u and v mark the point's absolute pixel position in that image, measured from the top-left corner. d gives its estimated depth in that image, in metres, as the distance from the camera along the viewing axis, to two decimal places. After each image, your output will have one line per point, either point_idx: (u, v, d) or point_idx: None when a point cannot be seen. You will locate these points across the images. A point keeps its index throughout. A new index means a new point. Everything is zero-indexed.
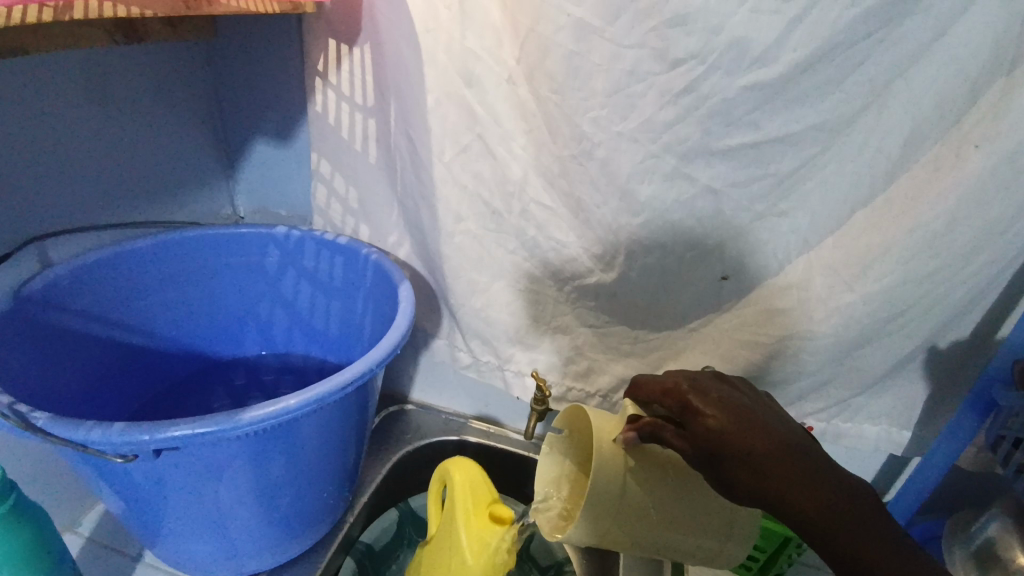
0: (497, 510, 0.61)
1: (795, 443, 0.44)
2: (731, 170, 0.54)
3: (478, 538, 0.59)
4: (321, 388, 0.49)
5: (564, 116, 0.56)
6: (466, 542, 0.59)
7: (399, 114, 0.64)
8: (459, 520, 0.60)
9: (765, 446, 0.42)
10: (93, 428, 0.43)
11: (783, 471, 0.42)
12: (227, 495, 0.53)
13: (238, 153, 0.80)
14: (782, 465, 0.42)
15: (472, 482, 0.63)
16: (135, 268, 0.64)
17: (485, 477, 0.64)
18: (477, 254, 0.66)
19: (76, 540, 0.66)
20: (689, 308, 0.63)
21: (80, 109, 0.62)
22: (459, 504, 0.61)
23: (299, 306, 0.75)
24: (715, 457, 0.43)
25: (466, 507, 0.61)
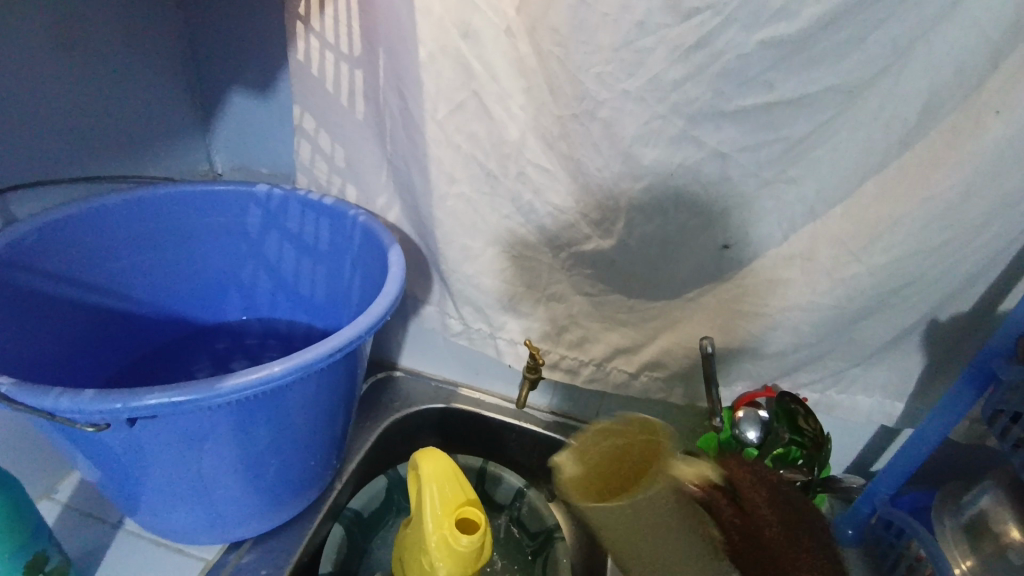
0: (466, 507, 0.61)
1: (788, 501, 0.48)
2: (740, 133, 0.51)
3: (444, 534, 0.59)
4: (306, 355, 0.47)
5: (567, 72, 0.52)
6: (433, 545, 0.59)
7: (388, 66, 0.60)
8: (427, 514, 0.61)
9: (761, 494, 0.47)
10: (63, 397, 0.41)
11: (759, 507, 0.47)
12: (210, 463, 0.51)
13: (214, 105, 0.75)
14: (756, 498, 0.47)
15: (440, 477, 0.63)
16: (105, 227, 0.60)
17: (453, 465, 0.65)
18: (470, 219, 0.63)
19: (54, 508, 0.64)
20: (688, 277, 0.61)
21: (39, 52, 0.57)
22: (427, 494, 0.62)
23: (282, 270, 0.71)
24: (726, 488, 0.49)
25: (433, 499, 0.61)
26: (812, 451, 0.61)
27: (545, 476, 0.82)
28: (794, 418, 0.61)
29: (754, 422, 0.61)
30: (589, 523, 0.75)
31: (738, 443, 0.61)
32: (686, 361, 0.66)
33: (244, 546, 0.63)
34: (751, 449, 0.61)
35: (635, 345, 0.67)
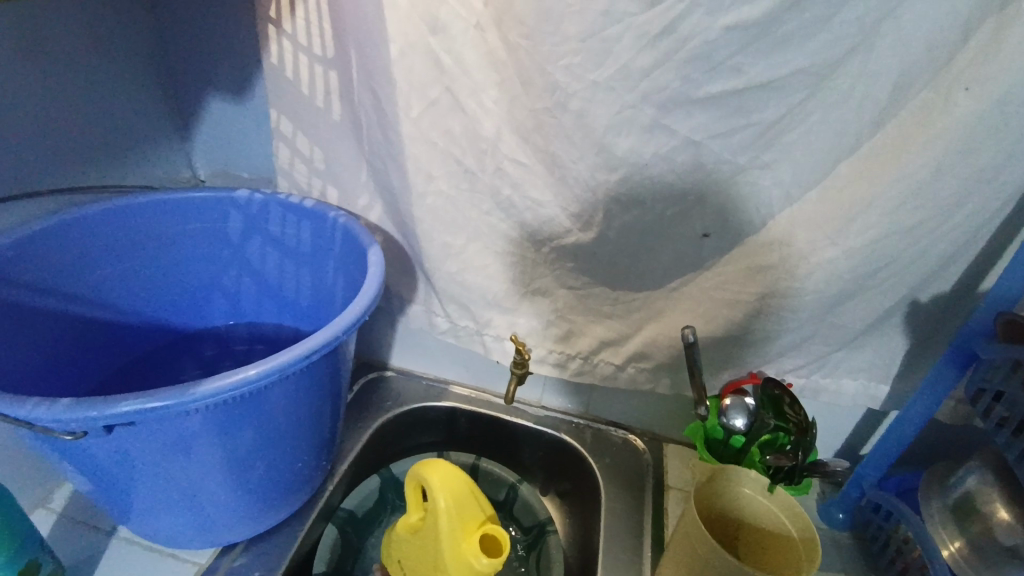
0: (486, 526, 0.59)
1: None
2: (712, 120, 0.51)
3: (461, 553, 0.57)
4: (284, 357, 0.47)
5: (536, 65, 0.52)
6: (451, 562, 0.57)
7: (360, 66, 0.60)
8: (443, 535, 0.58)
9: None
10: (38, 406, 0.41)
11: None
12: (194, 468, 0.51)
13: (192, 111, 0.75)
14: None
15: (460, 502, 0.58)
16: (85, 236, 0.60)
17: (465, 478, 0.60)
18: (451, 216, 0.63)
19: (48, 517, 0.64)
20: (670, 268, 0.61)
21: (9, 63, 0.57)
22: (443, 514, 0.58)
23: (267, 274, 0.71)
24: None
25: (451, 519, 0.58)
26: (798, 436, 0.60)
27: (538, 471, 0.81)
28: (779, 405, 0.61)
29: (740, 410, 0.62)
30: (582, 516, 0.75)
31: (725, 430, 0.64)
32: (671, 351, 0.66)
33: (237, 549, 0.63)
34: (739, 436, 0.63)
35: (621, 338, 0.67)
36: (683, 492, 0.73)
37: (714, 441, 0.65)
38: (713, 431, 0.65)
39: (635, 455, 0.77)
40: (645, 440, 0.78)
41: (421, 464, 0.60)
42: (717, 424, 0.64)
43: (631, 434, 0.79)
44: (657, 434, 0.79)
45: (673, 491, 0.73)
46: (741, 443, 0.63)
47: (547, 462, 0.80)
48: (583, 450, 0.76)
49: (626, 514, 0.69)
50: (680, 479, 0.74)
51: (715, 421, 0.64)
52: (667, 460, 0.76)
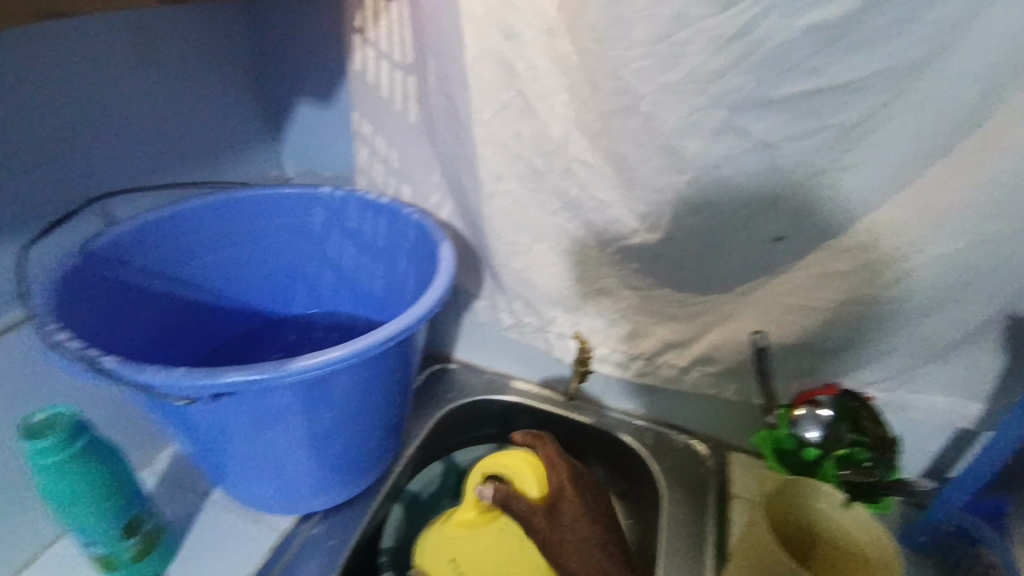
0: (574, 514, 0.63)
1: None
2: (788, 121, 0.49)
3: (551, 541, 0.62)
4: (361, 342, 0.50)
5: (605, 69, 0.52)
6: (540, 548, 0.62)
7: (436, 71, 0.63)
8: (532, 526, 0.62)
9: None
10: (157, 372, 0.47)
11: None
12: (279, 439, 0.56)
13: (283, 114, 0.82)
14: None
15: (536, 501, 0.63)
16: (191, 226, 0.67)
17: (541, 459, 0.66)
18: (519, 216, 0.65)
19: (152, 477, 0.72)
20: (738, 271, 0.60)
21: (129, 75, 0.64)
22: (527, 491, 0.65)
23: (345, 266, 0.76)
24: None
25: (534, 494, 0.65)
26: (879, 453, 0.60)
27: (597, 469, 0.81)
28: (858, 420, 0.60)
29: (815, 422, 0.61)
30: (640, 515, 0.75)
31: (797, 441, 0.62)
32: (740, 356, 0.65)
33: (314, 519, 0.68)
34: (813, 448, 0.62)
35: (685, 340, 0.67)
36: (748, 502, 0.71)
37: (784, 451, 0.64)
38: (783, 441, 0.63)
39: (698, 461, 0.75)
40: (709, 446, 0.77)
41: (500, 456, 0.66)
42: (790, 434, 0.63)
43: (695, 439, 0.77)
44: (721, 441, 0.77)
45: (738, 501, 0.71)
46: (815, 456, 0.62)
47: (607, 462, 0.80)
48: (644, 453, 0.76)
49: (688, 521, 0.69)
50: (745, 488, 0.73)
51: (787, 430, 0.62)
52: (732, 467, 0.75)
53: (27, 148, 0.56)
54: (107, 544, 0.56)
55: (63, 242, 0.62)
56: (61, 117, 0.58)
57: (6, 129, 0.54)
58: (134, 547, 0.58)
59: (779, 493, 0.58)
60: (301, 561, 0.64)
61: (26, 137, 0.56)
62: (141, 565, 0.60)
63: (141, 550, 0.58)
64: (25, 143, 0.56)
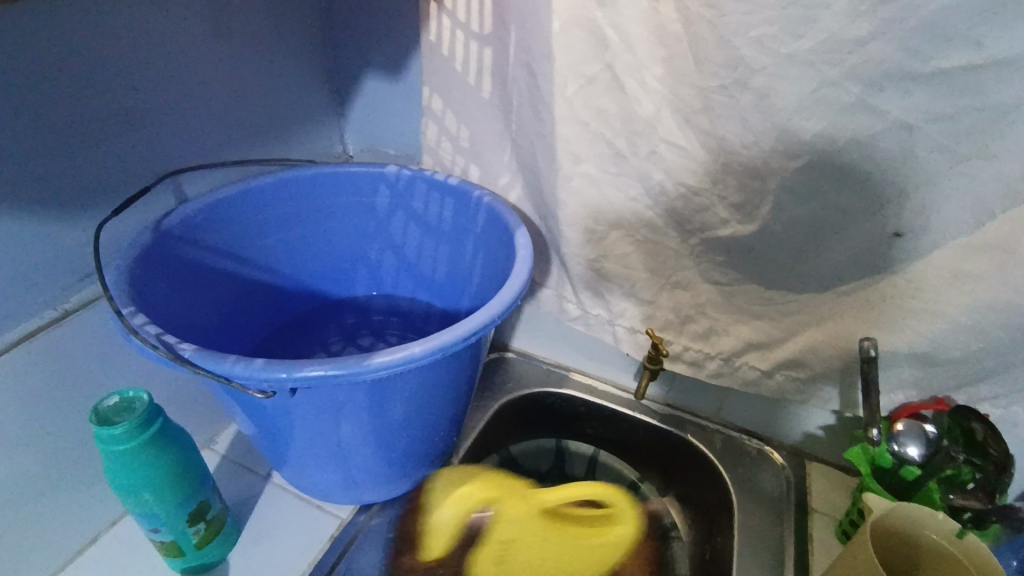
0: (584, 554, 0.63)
1: None
2: (934, 100, 0.44)
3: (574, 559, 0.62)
4: (442, 337, 0.48)
5: (717, 38, 0.47)
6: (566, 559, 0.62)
7: (518, 41, 0.58)
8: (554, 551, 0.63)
9: None
10: (236, 362, 0.45)
11: None
12: (347, 432, 0.54)
13: (348, 89, 0.79)
14: None
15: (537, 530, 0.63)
16: (260, 207, 0.65)
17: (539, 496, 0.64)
18: (595, 202, 0.60)
19: (213, 457, 0.71)
20: (844, 270, 0.54)
21: (203, 45, 0.61)
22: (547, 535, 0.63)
23: (407, 249, 0.73)
24: None
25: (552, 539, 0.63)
26: (992, 475, 0.55)
27: (658, 470, 0.78)
28: (972, 439, 0.55)
29: (915, 438, 0.57)
30: (707, 527, 0.71)
31: (896, 458, 0.57)
32: (836, 362, 0.59)
33: (372, 509, 0.67)
34: (913, 468, 0.57)
35: (770, 341, 0.61)
36: (830, 518, 0.67)
37: (878, 468, 0.59)
38: (880, 458, 0.57)
39: (774, 469, 0.71)
40: (784, 454, 0.72)
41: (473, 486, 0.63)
42: (887, 450, 0.57)
43: (768, 446, 0.73)
44: (798, 450, 0.72)
45: (818, 515, 0.67)
46: (915, 476, 0.57)
47: (669, 464, 0.77)
48: (713, 458, 0.72)
49: (765, 533, 0.65)
50: (827, 502, 0.68)
51: (885, 446, 0.57)
52: (811, 479, 0.70)
53: (102, 118, 0.54)
54: (173, 530, 0.55)
55: (135, 220, 0.60)
56: (135, 85, 0.56)
57: (87, 101, 0.53)
58: (199, 533, 0.57)
59: (885, 515, 0.53)
60: (361, 552, 0.63)
61: (101, 107, 0.54)
62: (205, 551, 0.59)
63: (205, 536, 0.58)
64: (100, 113, 0.54)
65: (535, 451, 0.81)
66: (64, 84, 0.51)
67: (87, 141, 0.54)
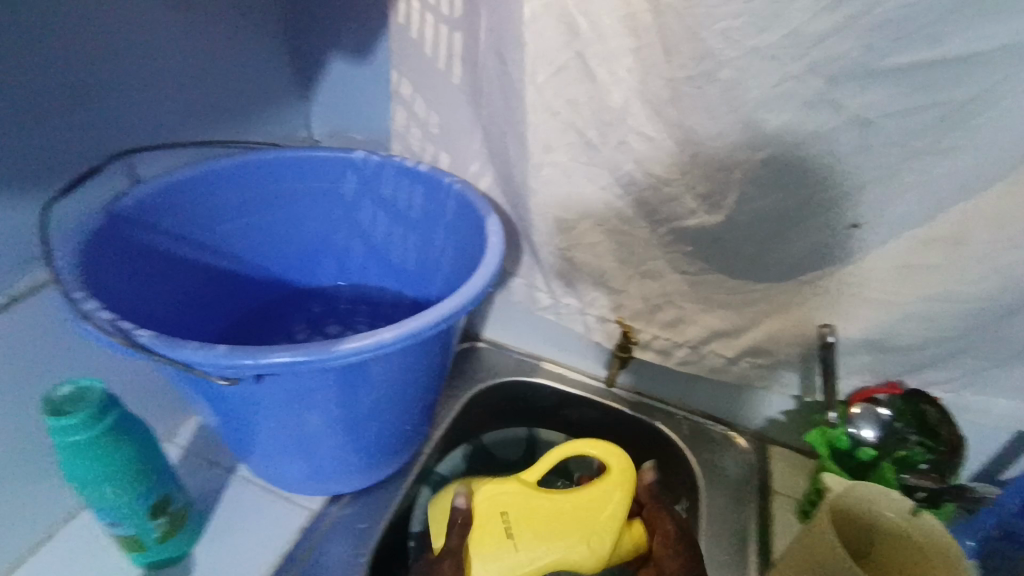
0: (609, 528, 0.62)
1: None
2: (889, 96, 0.46)
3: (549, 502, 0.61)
4: (412, 323, 0.47)
5: (685, 29, 0.48)
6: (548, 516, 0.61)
7: (489, 27, 0.58)
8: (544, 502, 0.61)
9: None
10: (198, 350, 0.44)
11: None
12: (315, 422, 0.53)
13: (315, 73, 0.77)
14: None
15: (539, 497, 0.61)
16: (223, 192, 0.63)
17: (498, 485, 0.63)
18: (566, 191, 0.60)
19: (175, 451, 0.70)
20: (804, 259, 0.56)
21: (158, 19, 0.59)
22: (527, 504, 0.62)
23: (377, 238, 0.73)
24: None
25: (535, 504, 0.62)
26: (943, 457, 0.58)
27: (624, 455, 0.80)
28: (924, 422, 0.59)
29: (871, 421, 0.59)
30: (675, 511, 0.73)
31: (852, 441, 0.60)
32: (797, 348, 0.61)
33: (342, 500, 0.66)
34: (868, 449, 0.59)
35: (735, 329, 0.63)
36: (790, 499, 0.69)
37: (835, 451, 0.61)
38: (837, 440, 0.60)
39: (738, 454, 0.73)
40: (747, 438, 0.75)
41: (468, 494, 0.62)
42: (843, 433, 0.60)
43: (732, 431, 0.75)
44: (761, 434, 0.75)
45: (779, 497, 0.69)
46: (870, 457, 0.59)
47: (638, 450, 0.79)
48: (680, 443, 0.74)
49: (729, 516, 0.67)
50: (786, 484, 0.71)
51: (842, 428, 0.60)
52: (773, 462, 0.73)
53: (48, 93, 0.52)
54: (134, 524, 0.53)
55: (85, 200, 0.58)
56: (86, 62, 0.54)
57: (31, 72, 0.50)
58: (162, 526, 0.55)
59: (841, 496, 0.55)
60: (329, 543, 0.62)
61: (48, 82, 0.51)
62: (168, 545, 0.57)
63: (168, 530, 0.56)
64: (49, 87, 0.51)
65: (508, 440, 0.79)
66: (7, 59, 0.48)
67: (32, 117, 0.51)
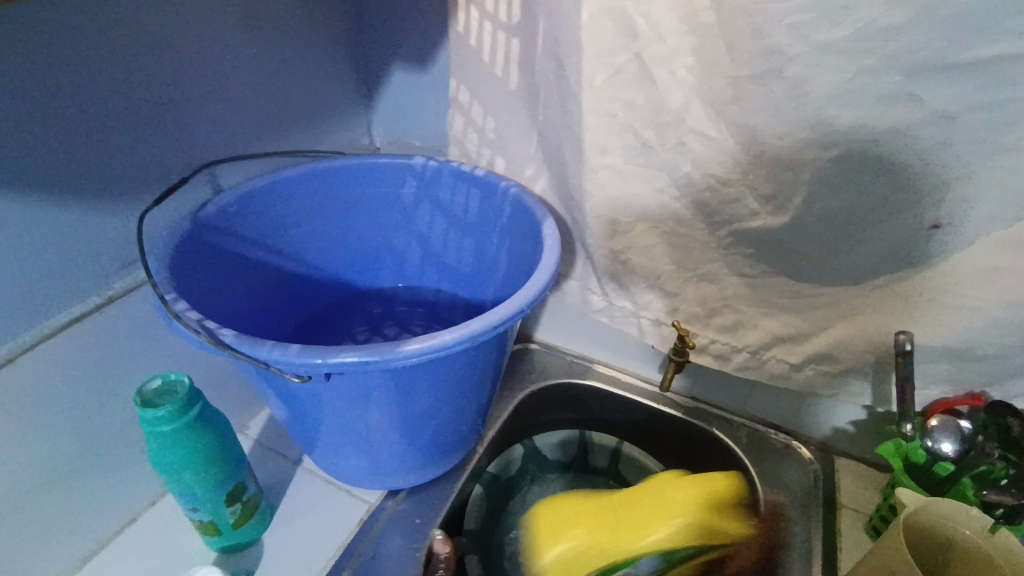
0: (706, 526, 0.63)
1: None
2: (976, 89, 0.43)
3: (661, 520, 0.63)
4: (472, 326, 0.48)
5: (750, 27, 0.47)
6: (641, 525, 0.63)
7: (546, 32, 0.58)
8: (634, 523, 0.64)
9: None
10: (274, 349, 0.46)
11: None
12: (377, 419, 0.55)
13: (375, 81, 0.80)
14: None
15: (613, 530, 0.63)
16: (291, 197, 0.66)
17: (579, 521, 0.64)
18: (622, 194, 0.60)
19: (245, 441, 0.74)
20: (877, 263, 0.53)
21: (238, 39, 0.63)
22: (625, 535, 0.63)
23: (433, 241, 0.74)
24: None
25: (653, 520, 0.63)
26: None
27: (680, 461, 0.78)
28: (1008, 437, 0.54)
29: (951, 434, 0.56)
30: None
31: (930, 455, 0.56)
32: (868, 357, 0.58)
33: (400, 495, 0.68)
34: (947, 464, 0.55)
35: (799, 335, 0.60)
36: (858, 513, 0.66)
37: (911, 465, 0.58)
38: (912, 454, 0.57)
39: (801, 465, 0.70)
40: (811, 449, 0.72)
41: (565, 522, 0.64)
42: (920, 446, 0.57)
43: (796, 441, 0.72)
44: (826, 445, 0.72)
45: (847, 511, 0.66)
46: (948, 473, 0.55)
47: (694, 457, 0.77)
48: (739, 452, 0.72)
49: (793, 529, 0.65)
50: (855, 498, 0.68)
51: (919, 441, 0.57)
52: (839, 474, 0.70)
53: (138, 109, 0.56)
54: (211, 510, 0.57)
55: (172, 208, 0.62)
56: (172, 78, 0.58)
57: (124, 92, 0.54)
58: (235, 513, 0.59)
59: (919, 511, 0.52)
60: (387, 537, 0.64)
61: (141, 99, 0.56)
62: (240, 531, 0.61)
63: (240, 517, 0.60)
64: (141, 104, 0.56)
65: (562, 443, 0.78)
66: (104, 77, 0.52)
67: (127, 133, 0.55)
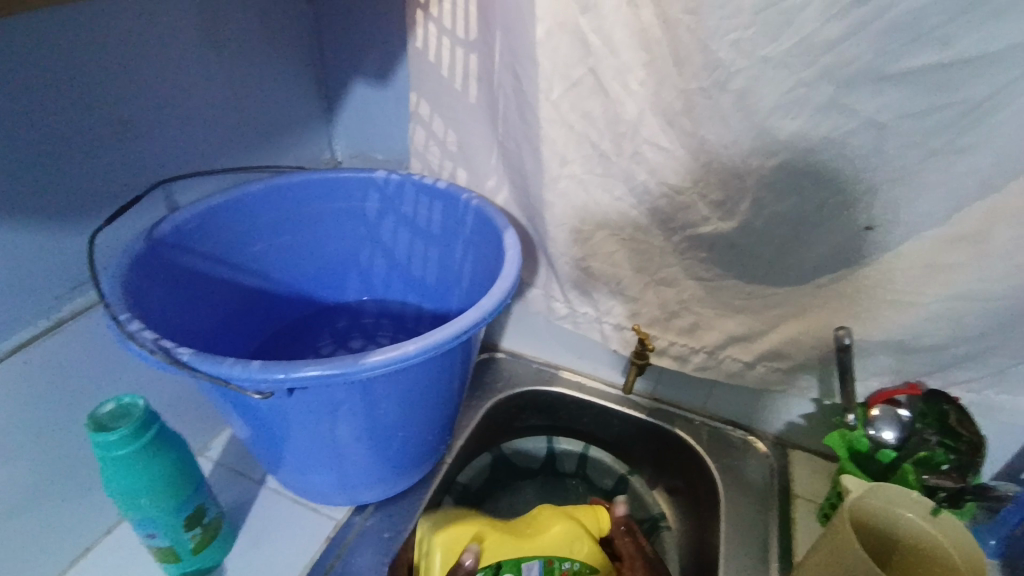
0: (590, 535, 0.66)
1: None
2: (900, 100, 0.47)
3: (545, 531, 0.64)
4: (438, 335, 0.49)
5: (697, 43, 0.49)
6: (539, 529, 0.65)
7: (504, 47, 0.60)
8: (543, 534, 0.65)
9: None
10: (236, 364, 0.45)
11: None
12: (344, 433, 0.54)
13: (335, 95, 0.80)
14: None
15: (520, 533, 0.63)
16: (251, 212, 0.65)
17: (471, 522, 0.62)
18: (581, 202, 0.62)
19: (207, 464, 0.71)
20: (819, 264, 0.57)
21: (195, 54, 0.62)
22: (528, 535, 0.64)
23: (397, 252, 0.74)
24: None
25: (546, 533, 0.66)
26: (963, 457, 0.58)
27: (646, 462, 0.80)
28: (945, 422, 0.60)
29: (891, 422, 0.59)
30: (696, 515, 0.73)
31: (873, 443, 0.60)
32: (815, 352, 0.62)
33: (368, 509, 0.67)
34: (889, 451, 0.59)
35: (752, 334, 0.63)
36: (810, 503, 0.69)
37: (857, 453, 0.62)
38: (856, 442, 0.61)
39: (758, 458, 0.74)
40: (768, 443, 0.75)
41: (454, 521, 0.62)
42: (863, 435, 0.60)
43: (752, 436, 0.75)
44: (781, 439, 0.75)
45: (801, 501, 0.69)
46: (890, 458, 0.59)
47: (656, 456, 0.79)
48: (699, 449, 0.74)
49: (752, 524, 0.67)
50: (809, 488, 0.70)
51: (860, 431, 0.60)
52: (794, 466, 0.73)
53: (91, 125, 0.54)
54: (170, 535, 0.55)
55: (126, 226, 0.60)
56: (128, 92, 0.56)
57: (78, 106, 0.53)
58: (196, 538, 0.57)
59: (864, 496, 0.55)
60: (356, 553, 0.63)
61: (93, 114, 0.54)
62: (202, 556, 0.59)
63: (201, 541, 0.58)
64: (92, 119, 0.54)
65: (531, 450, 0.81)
66: (56, 92, 0.51)
67: (76, 151, 0.53)
